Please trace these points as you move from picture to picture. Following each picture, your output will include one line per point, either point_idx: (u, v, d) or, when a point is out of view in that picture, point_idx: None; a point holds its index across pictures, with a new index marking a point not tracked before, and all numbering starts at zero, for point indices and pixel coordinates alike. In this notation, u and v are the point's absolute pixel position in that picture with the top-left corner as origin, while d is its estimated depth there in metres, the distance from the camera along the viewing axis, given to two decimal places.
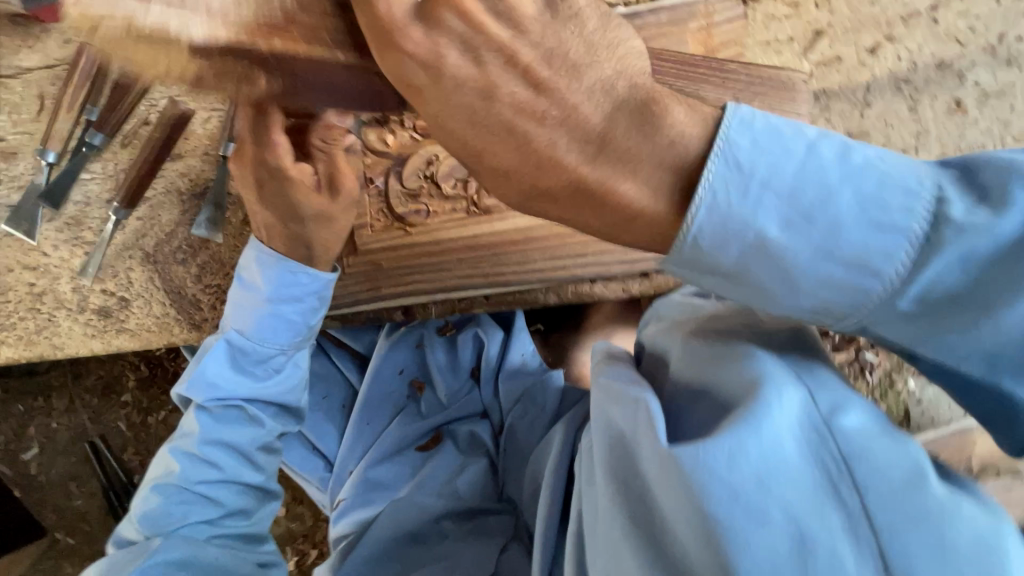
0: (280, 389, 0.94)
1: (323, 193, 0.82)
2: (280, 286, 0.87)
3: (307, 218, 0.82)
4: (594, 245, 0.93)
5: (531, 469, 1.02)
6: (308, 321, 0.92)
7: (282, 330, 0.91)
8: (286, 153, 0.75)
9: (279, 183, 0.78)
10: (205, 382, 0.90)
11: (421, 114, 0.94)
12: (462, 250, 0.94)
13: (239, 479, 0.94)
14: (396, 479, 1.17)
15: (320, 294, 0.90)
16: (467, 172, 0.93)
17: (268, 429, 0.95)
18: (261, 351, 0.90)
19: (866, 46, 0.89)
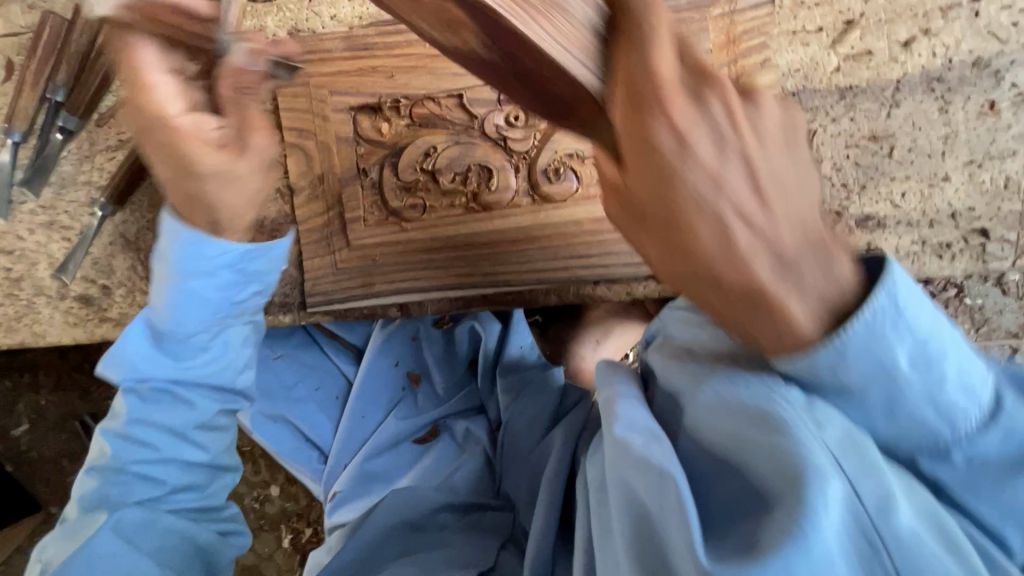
0: (212, 367, 0.84)
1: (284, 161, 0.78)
2: (196, 255, 0.73)
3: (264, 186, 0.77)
4: (598, 245, 0.88)
5: (532, 466, 1.03)
6: (235, 293, 0.79)
7: (202, 308, 0.77)
8: (173, 100, 0.63)
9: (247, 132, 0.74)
10: (123, 364, 0.82)
11: (419, 101, 0.87)
12: (461, 247, 0.89)
13: (181, 458, 0.86)
14: (393, 472, 1.17)
15: (244, 261, 0.76)
16: (467, 166, 0.87)
17: (202, 410, 0.85)
18: (180, 328, 0.78)
19: (899, 40, 0.84)
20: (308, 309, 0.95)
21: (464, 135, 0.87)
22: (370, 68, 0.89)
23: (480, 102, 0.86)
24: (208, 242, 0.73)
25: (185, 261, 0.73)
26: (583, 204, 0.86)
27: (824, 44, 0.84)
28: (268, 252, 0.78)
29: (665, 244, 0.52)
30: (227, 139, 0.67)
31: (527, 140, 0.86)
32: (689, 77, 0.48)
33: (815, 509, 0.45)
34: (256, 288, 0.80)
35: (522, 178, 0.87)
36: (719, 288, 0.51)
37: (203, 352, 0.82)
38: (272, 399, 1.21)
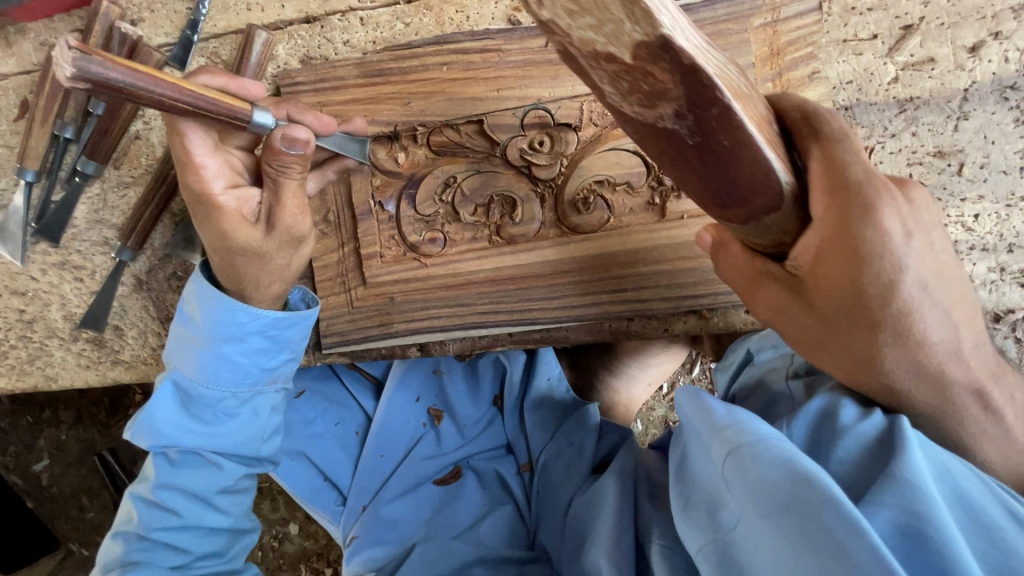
0: (241, 433, 0.85)
1: (258, 227, 0.72)
2: (223, 318, 0.78)
3: (233, 251, 0.72)
4: (634, 278, 0.80)
5: (575, 519, 0.91)
6: (266, 361, 0.82)
7: (230, 373, 0.80)
8: (219, 178, 0.70)
9: (208, 210, 0.70)
10: (152, 431, 0.81)
11: (436, 128, 0.82)
12: (484, 284, 0.84)
13: (203, 524, 0.86)
14: (413, 519, 1.09)
15: (276, 329, 0.81)
16: (488, 197, 0.82)
17: (228, 474, 0.86)
18: (209, 393, 0.80)
19: (964, 45, 0.75)
20: (323, 350, 0.91)
21: (485, 163, 0.82)
22: (384, 95, 0.84)
23: (502, 128, 0.80)
24: (241, 308, 0.78)
25: (223, 327, 0.78)
26: (615, 235, 0.80)
27: (879, 53, 0.77)
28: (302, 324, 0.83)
29: (840, 299, 0.54)
30: (264, 216, 0.73)
31: (552, 167, 0.80)
32: (881, 177, 0.53)
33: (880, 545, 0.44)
34: (284, 358, 0.84)
35: (548, 209, 0.81)
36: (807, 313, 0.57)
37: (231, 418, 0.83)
38: (289, 432, 1.15)
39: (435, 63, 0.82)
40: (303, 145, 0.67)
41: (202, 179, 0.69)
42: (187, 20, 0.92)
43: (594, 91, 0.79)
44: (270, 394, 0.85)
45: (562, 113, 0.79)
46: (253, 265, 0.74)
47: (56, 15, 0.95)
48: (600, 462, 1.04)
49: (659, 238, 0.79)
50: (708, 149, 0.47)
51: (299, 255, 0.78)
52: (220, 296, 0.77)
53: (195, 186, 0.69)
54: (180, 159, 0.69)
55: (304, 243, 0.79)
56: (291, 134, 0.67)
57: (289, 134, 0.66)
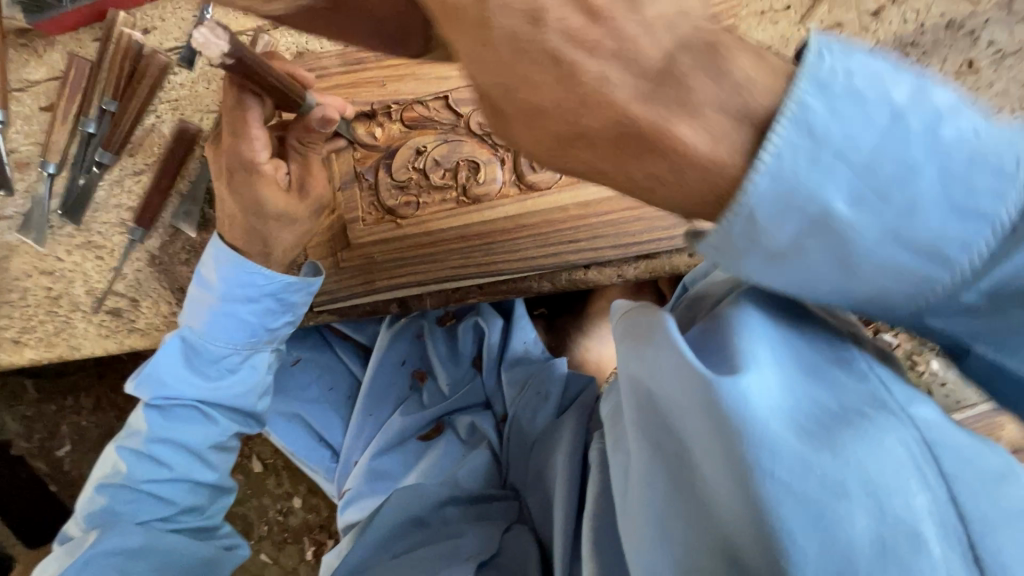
0: (240, 389, 0.96)
1: (290, 194, 0.87)
2: (229, 282, 0.88)
3: (267, 216, 0.85)
4: (585, 228, 0.90)
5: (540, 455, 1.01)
6: (270, 320, 0.93)
7: (238, 330, 0.92)
8: (265, 149, 0.83)
9: (248, 175, 0.84)
10: (155, 380, 0.92)
11: (408, 105, 0.93)
12: (454, 241, 0.94)
13: (190, 478, 0.96)
14: (401, 469, 1.18)
15: (279, 292, 0.91)
16: (455, 162, 0.92)
17: (221, 428, 0.96)
18: (216, 349, 0.92)
19: (867, 11, 0.85)
20: (315, 308, 1.01)
21: (451, 133, 0.92)
22: (362, 79, 0.96)
23: (465, 102, 0.92)
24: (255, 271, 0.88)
25: (231, 289, 0.88)
26: (566, 190, 0.90)
27: (793, 20, 0.87)
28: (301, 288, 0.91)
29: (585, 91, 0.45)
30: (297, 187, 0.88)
31: None
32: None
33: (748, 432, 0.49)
34: (284, 319, 0.94)
35: (508, 169, 0.91)
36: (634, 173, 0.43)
37: (235, 372, 0.95)
38: (285, 396, 1.25)
39: None
40: (334, 125, 0.83)
41: (254, 149, 0.82)
42: (193, 25, 1.05)
43: None
44: (266, 353, 0.96)
45: None
46: (283, 227, 0.88)
47: (80, 27, 1.09)
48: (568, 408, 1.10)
49: (606, 190, 0.88)
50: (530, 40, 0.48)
51: (316, 220, 0.92)
52: (234, 260, 0.88)
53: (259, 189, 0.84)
54: (233, 124, 0.81)
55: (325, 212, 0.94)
56: (327, 116, 0.82)
57: (326, 117, 0.81)
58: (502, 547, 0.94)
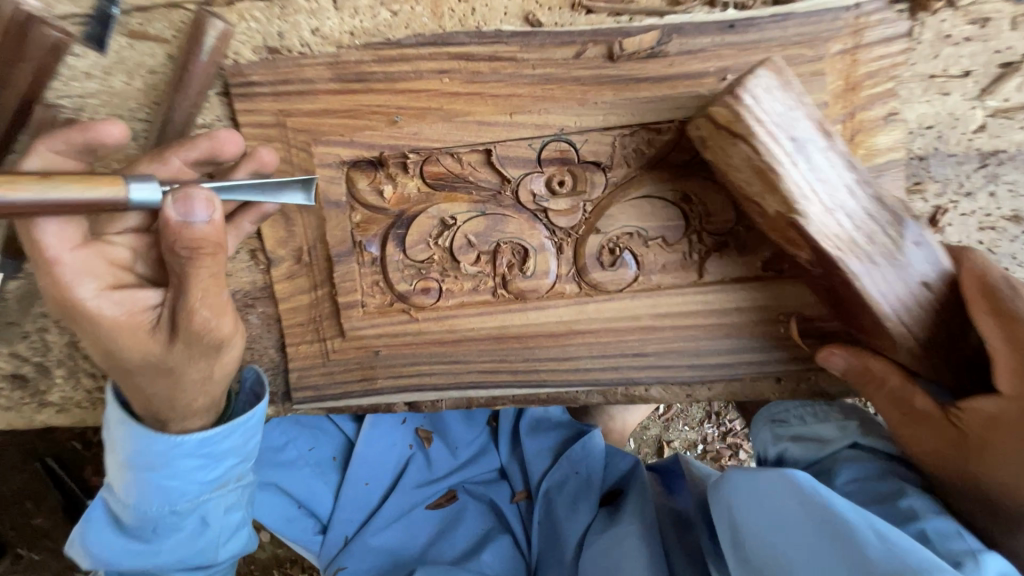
0: (187, 549, 0.70)
1: (156, 340, 0.55)
2: (144, 446, 0.62)
3: (127, 372, 0.56)
4: (658, 343, 0.70)
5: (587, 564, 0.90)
6: (209, 472, 0.66)
7: (166, 499, 0.65)
8: (87, 279, 0.53)
9: (87, 323, 0.53)
10: (85, 556, 0.69)
11: (432, 157, 0.66)
12: (486, 342, 0.72)
13: None
14: (406, 545, 1.04)
15: (204, 447, 0.64)
16: (495, 243, 0.68)
17: None
18: (147, 520, 0.66)
19: None
20: (294, 403, 0.78)
21: (492, 203, 0.67)
22: (365, 108, 0.67)
23: (514, 161, 0.65)
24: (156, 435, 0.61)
25: (141, 455, 0.62)
26: (643, 295, 0.68)
27: (968, 94, 0.64)
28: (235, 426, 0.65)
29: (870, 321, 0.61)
30: (165, 320, 0.55)
31: (574, 212, 0.66)
32: None
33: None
34: (231, 463, 0.67)
35: (566, 260, 0.68)
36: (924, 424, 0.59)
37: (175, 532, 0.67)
38: (258, 461, 1.04)
39: (432, 71, 0.65)
40: (203, 204, 0.49)
41: (63, 282, 0.52)
42: None
43: (630, 123, 0.64)
44: (221, 500, 0.69)
45: (589, 149, 0.65)
46: (160, 382, 0.57)
47: None
48: (605, 494, 1.03)
49: (694, 301, 0.68)
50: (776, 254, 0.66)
51: (232, 356, 0.60)
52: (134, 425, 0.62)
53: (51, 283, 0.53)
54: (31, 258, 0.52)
55: (231, 347, 0.59)
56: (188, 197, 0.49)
57: (191, 200, 0.49)
58: None
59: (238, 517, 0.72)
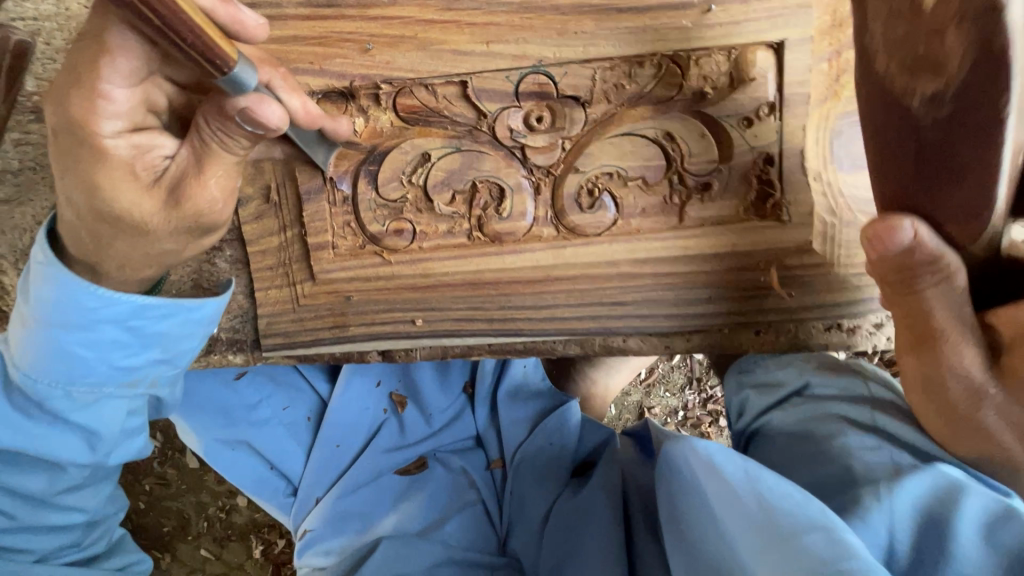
0: (77, 451, 0.64)
1: (151, 195, 0.54)
2: (57, 300, 0.56)
3: (104, 219, 0.54)
4: (637, 293, 0.68)
5: (556, 533, 0.86)
6: (122, 357, 0.60)
7: (68, 371, 0.59)
8: (116, 116, 0.52)
9: (80, 154, 0.53)
10: None
11: (406, 89, 0.63)
12: (460, 288, 0.70)
13: (44, 523, 0.73)
14: (374, 510, 1.00)
15: (136, 320, 0.58)
16: (470, 182, 0.65)
17: (69, 476, 0.69)
18: (37, 395, 0.60)
19: None
20: (263, 350, 0.75)
21: (468, 140, 0.64)
22: (336, 35, 0.63)
23: (491, 95, 0.63)
24: (87, 290, 0.56)
25: (55, 309, 0.56)
26: (621, 240, 0.66)
27: None
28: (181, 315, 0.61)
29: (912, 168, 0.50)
30: (165, 179, 0.55)
31: (553, 150, 0.64)
32: None
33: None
34: (149, 356, 0.61)
35: (542, 202, 0.66)
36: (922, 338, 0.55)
37: (70, 427, 0.63)
38: (229, 417, 1.01)
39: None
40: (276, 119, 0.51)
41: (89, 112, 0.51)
42: None
43: (611, 56, 0.61)
44: (124, 402, 0.63)
45: (568, 83, 0.62)
46: (124, 239, 0.56)
47: None
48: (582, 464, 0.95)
49: (673, 246, 0.66)
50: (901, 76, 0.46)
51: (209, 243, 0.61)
52: (59, 271, 0.55)
53: (74, 108, 0.51)
54: (78, 70, 0.51)
55: (210, 235, 0.61)
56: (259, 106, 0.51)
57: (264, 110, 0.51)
58: None
59: (140, 424, 0.67)
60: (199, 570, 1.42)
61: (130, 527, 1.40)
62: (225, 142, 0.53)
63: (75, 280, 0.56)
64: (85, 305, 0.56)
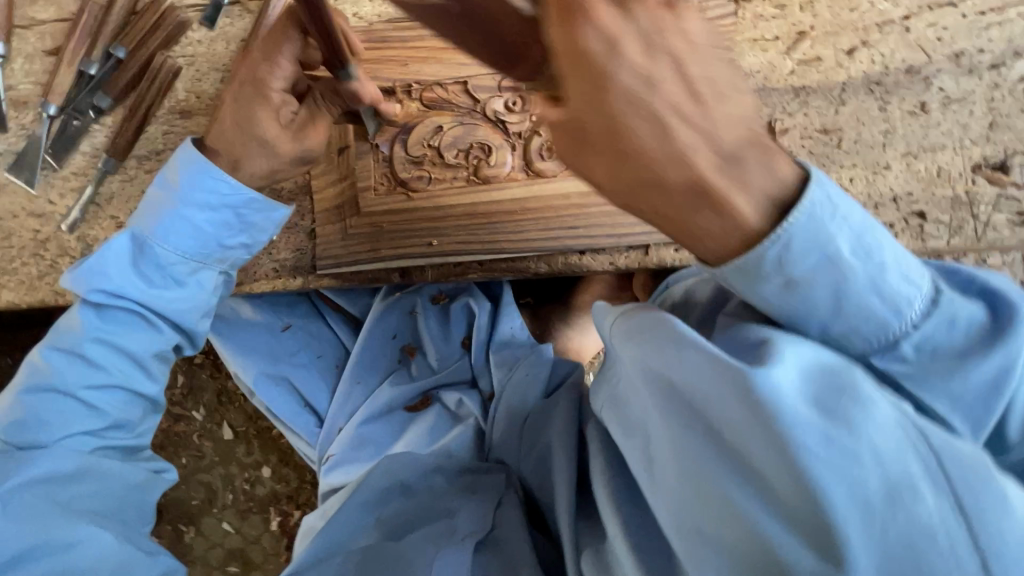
0: (183, 305, 0.94)
1: (284, 129, 0.88)
2: (202, 183, 0.89)
3: (254, 138, 0.87)
4: (585, 217, 0.98)
5: (530, 432, 1.09)
6: (226, 236, 0.93)
7: (193, 239, 0.92)
8: (278, 79, 0.86)
9: (254, 96, 0.86)
10: (98, 274, 0.90)
11: (428, 86, 0.99)
12: (460, 218, 0.99)
13: (129, 387, 0.94)
14: (386, 437, 1.22)
15: (243, 208, 0.92)
16: (469, 144, 0.98)
17: (166, 337, 0.95)
18: (168, 251, 0.91)
19: (843, 49, 0.98)
20: (317, 272, 1.05)
21: (467, 117, 0.99)
22: (386, 57, 1.00)
23: (483, 89, 0.98)
24: (221, 181, 0.90)
25: (201, 186, 0.89)
26: (571, 180, 0.97)
27: (779, 50, 0.99)
28: (265, 211, 0.94)
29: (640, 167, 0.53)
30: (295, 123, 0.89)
31: (523, 122, 0.98)
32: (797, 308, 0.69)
33: (772, 401, 0.52)
34: (241, 239, 0.95)
35: (517, 156, 0.98)
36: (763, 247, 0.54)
37: (183, 286, 0.94)
38: (275, 359, 1.27)
39: (430, 34, 1.00)
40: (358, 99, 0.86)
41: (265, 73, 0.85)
42: None
43: None
44: (215, 272, 0.95)
45: None
46: (259, 155, 0.89)
47: None
48: (552, 389, 1.18)
49: None
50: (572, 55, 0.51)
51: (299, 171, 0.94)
52: (204, 164, 0.89)
53: (258, 70, 0.85)
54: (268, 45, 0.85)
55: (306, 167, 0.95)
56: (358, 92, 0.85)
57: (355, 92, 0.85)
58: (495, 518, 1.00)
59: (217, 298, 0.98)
60: (219, 543, 1.54)
61: (162, 500, 1.55)
62: (331, 107, 0.89)
63: (215, 168, 0.89)
64: (216, 187, 0.90)
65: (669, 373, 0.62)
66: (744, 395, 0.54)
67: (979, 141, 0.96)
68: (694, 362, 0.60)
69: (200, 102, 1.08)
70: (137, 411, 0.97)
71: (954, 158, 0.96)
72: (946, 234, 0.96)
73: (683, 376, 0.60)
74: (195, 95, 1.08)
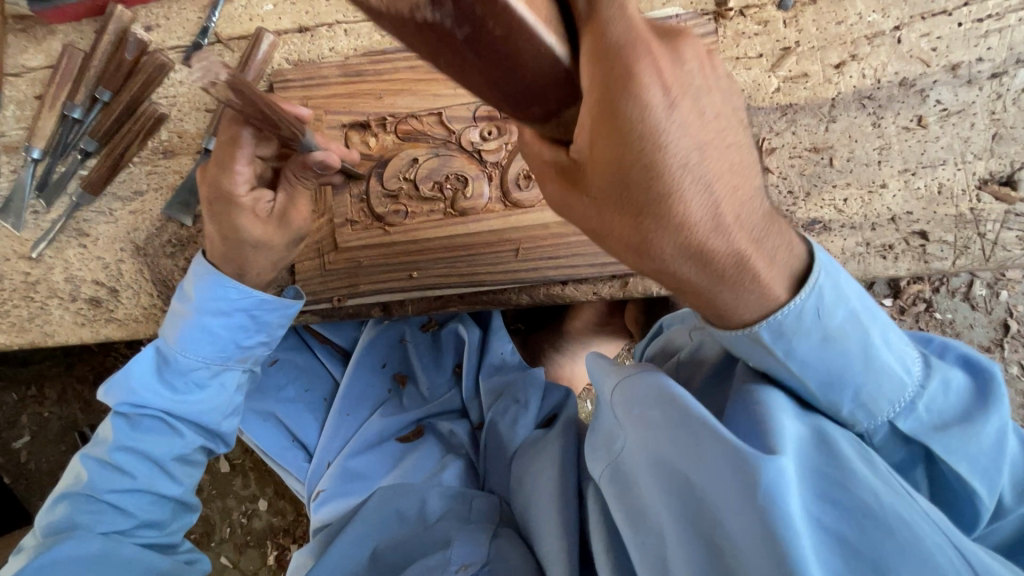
0: (201, 411, 0.95)
1: (268, 223, 0.88)
2: (217, 296, 0.90)
3: (244, 242, 0.87)
4: (566, 246, 0.94)
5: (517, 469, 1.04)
6: (243, 337, 0.94)
7: (211, 346, 0.92)
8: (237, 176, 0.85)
9: (225, 205, 0.86)
10: (124, 389, 0.92)
11: (403, 119, 0.98)
12: (438, 249, 0.97)
13: (154, 490, 0.93)
14: (375, 471, 1.19)
15: (259, 310, 0.93)
16: (444, 175, 0.97)
17: (187, 441, 0.95)
18: (185, 362, 0.92)
19: (831, 63, 0.93)
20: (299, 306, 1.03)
21: (443, 148, 0.97)
22: (360, 91, 1.00)
23: (458, 119, 0.97)
24: (234, 287, 0.90)
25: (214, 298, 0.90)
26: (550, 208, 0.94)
27: (764, 68, 0.95)
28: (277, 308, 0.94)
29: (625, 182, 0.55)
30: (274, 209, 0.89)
31: (499, 152, 0.96)
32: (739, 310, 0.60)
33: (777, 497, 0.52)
34: (257, 337, 0.96)
35: (494, 186, 0.96)
36: (725, 267, 0.57)
37: (201, 391, 0.94)
38: (262, 393, 1.26)
39: (404, 66, 0.98)
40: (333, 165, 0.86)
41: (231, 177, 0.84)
42: (197, 28, 1.09)
43: None
44: (238, 370, 0.96)
45: None
46: (260, 252, 0.89)
47: (84, 19, 1.10)
48: (544, 417, 1.14)
49: None
50: (479, 38, 0.44)
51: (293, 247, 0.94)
52: (217, 277, 0.90)
53: (226, 177, 0.84)
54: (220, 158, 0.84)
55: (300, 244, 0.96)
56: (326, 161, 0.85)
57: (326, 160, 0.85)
58: (489, 550, 0.93)
59: (240, 396, 0.99)
60: None
61: None
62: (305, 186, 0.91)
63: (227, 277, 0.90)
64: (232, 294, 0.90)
65: (681, 467, 0.60)
66: (746, 468, 0.54)
67: (982, 155, 0.90)
68: (715, 478, 0.57)
69: (182, 141, 1.09)
70: (166, 509, 0.96)
71: (956, 173, 0.90)
72: (949, 254, 0.91)
73: (694, 460, 0.59)
74: (178, 135, 1.09)
